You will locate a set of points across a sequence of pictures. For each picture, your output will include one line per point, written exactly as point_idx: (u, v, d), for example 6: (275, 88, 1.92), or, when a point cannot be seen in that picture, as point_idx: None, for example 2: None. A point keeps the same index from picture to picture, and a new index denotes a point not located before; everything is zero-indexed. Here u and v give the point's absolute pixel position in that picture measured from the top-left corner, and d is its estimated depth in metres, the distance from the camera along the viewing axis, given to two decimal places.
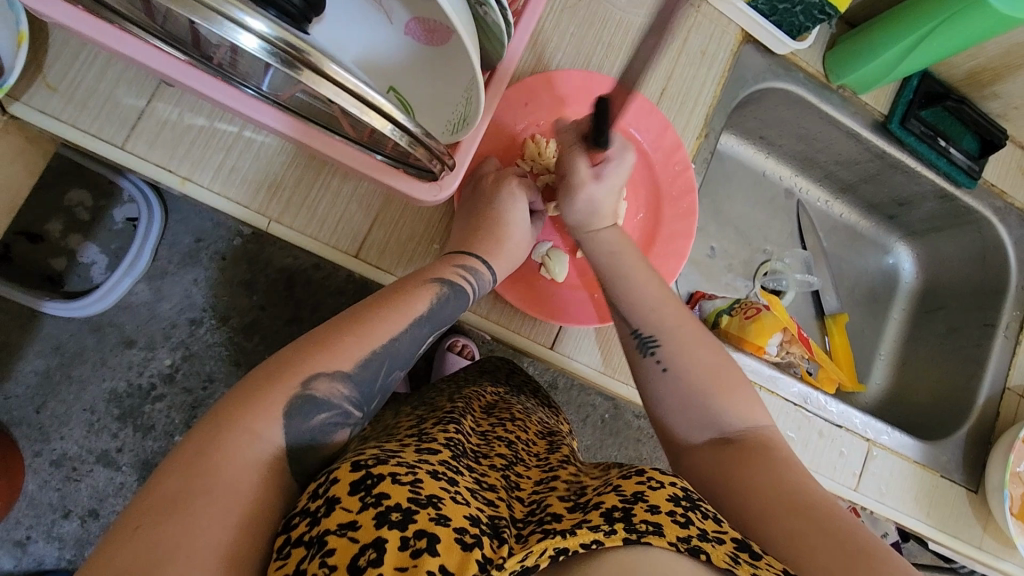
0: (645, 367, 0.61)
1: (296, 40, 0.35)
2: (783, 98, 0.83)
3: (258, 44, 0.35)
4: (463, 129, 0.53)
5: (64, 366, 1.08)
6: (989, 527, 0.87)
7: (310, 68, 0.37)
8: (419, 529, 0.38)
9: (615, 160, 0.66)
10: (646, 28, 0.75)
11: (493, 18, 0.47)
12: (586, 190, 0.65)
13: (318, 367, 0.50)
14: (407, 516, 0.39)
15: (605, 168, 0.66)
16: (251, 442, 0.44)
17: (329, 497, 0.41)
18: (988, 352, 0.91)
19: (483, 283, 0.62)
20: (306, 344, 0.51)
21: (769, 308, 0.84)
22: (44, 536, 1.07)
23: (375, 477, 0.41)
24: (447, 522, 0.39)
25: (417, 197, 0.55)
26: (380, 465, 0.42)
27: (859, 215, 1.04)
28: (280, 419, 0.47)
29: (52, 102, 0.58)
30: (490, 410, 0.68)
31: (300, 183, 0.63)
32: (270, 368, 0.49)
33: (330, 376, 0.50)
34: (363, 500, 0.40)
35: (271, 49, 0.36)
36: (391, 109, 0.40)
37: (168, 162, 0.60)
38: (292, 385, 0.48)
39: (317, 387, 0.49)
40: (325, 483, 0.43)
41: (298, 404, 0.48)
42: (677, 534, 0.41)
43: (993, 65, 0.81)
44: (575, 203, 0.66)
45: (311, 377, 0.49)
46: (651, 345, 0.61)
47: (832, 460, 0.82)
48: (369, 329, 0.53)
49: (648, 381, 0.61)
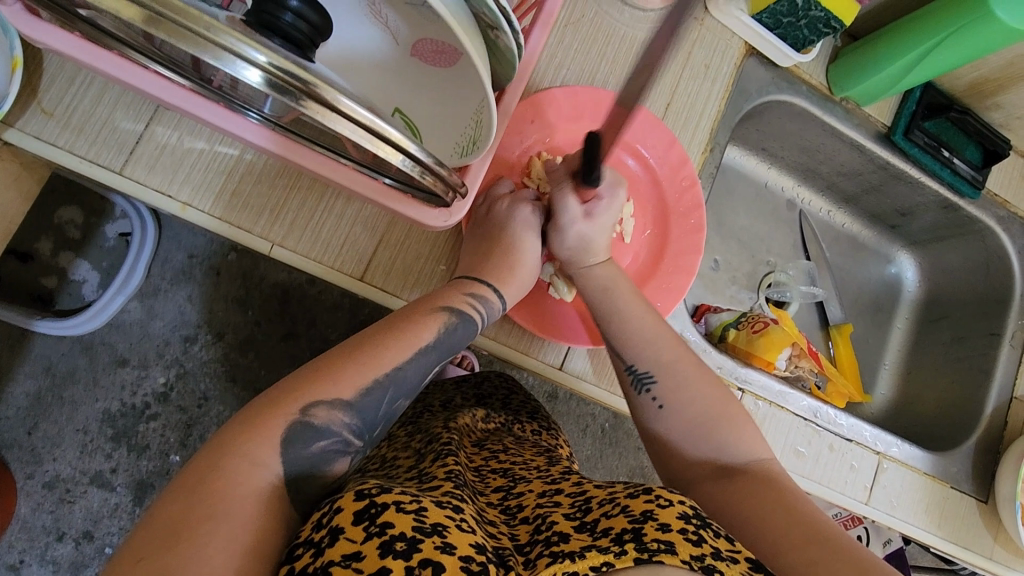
0: (640, 402, 0.61)
1: (303, 74, 0.34)
2: (787, 111, 0.83)
3: (266, 80, 0.33)
4: (473, 152, 0.53)
5: (55, 386, 1.06)
6: (1000, 536, 0.87)
7: (316, 101, 0.35)
8: (424, 558, 0.37)
9: (606, 199, 0.65)
10: (650, 43, 0.75)
11: (505, 42, 0.46)
12: (576, 227, 0.65)
13: (321, 394, 0.48)
14: (411, 545, 0.37)
15: (595, 207, 0.65)
16: (253, 471, 0.43)
17: (333, 527, 0.39)
18: (994, 361, 0.90)
19: (491, 313, 0.61)
20: (311, 371, 0.50)
21: (777, 322, 0.83)
22: (37, 560, 1.04)
23: (379, 506, 0.40)
24: (453, 550, 0.38)
25: (426, 223, 0.53)
26: (385, 494, 0.41)
27: (860, 225, 1.04)
28: (278, 449, 0.45)
29: (48, 127, 0.56)
30: (480, 445, 0.66)
31: (303, 206, 0.62)
32: (273, 394, 0.48)
33: (329, 404, 0.48)
34: (367, 529, 0.38)
35: (279, 83, 0.34)
36: (402, 140, 0.39)
37: (168, 187, 0.59)
38: (290, 413, 0.46)
39: (315, 415, 0.47)
40: (328, 512, 0.41)
41: (296, 432, 0.46)
42: (691, 552, 0.40)
43: (995, 76, 0.81)
44: (565, 239, 0.66)
45: (311, 404, 0.47)
46: (647, 381, 0.61)
47: (843, 475, 0.81)
48: (376, 358, 0.52)
49: (644, 414, 0.61)
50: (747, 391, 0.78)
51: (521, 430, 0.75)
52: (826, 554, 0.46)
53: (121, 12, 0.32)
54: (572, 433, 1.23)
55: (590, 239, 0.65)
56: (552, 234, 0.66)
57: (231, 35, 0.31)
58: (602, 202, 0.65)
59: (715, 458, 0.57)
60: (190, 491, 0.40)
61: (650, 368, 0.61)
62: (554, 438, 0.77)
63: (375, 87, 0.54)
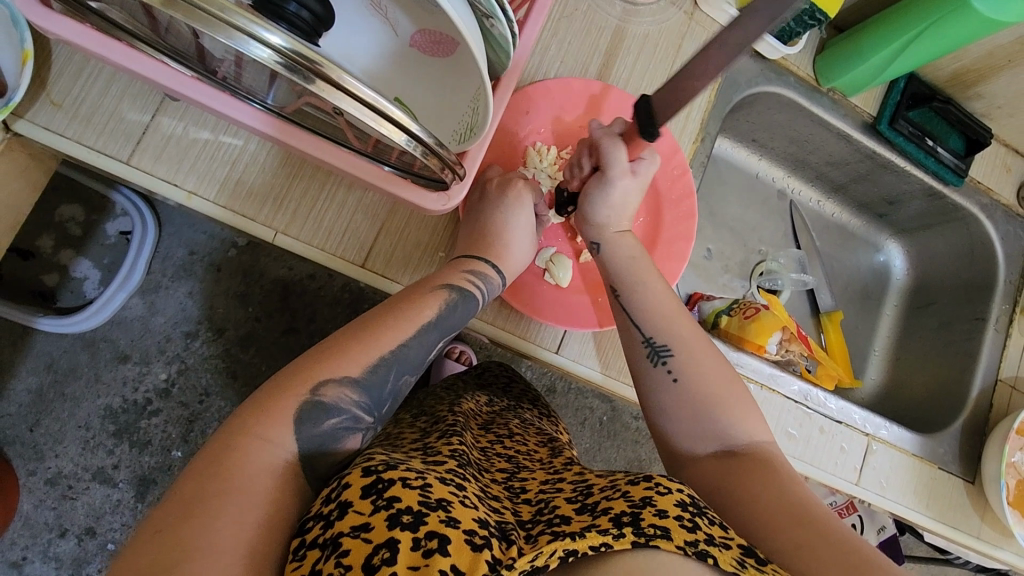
0: (655, 374, 0.62)
1: (311, 53, 0.36)
2: (774, 102, 0.85)
3: (275, 58, 0.35)
4: (469, 139, 0.54)
5: (57, 383, 1.07)
6: (987, 516, 0.89)
7: (323, 79, 0.37)
8: (430, 531, 0.39)
9: (648, 159, 0.67)
10: (642, 35, 0.77)
11: (499, 30, 0.48)
12: (622, 182, 0.65)
13: (326, 372, 0.50)
14: (417, 517, 0.39)
15: (640, 165, 0.66)
16: (262, 447, 0.45)
17: (342, 501, 0.41)
18: (979, 345, 0.93)
19: (492, 289, 0.63)
20: (319, 351, 0.52)
21: (768, 307, 0.85)
22: (40, 557, 1.05)
23: (385, 482, 0.41)
24: (456, 523, 0.40)
25: (426, 207, 0.55)
26: (391, 470, 0.43)
27: (849, 214, 1.06)
28: (291, 426, 0.47)
29: (56, 118, 0.58)
30: (485, 428, 0.68)
31: (305, 195, 0.64)
32: (284, 373, 0.50)
33: (338, 382, 0.50)
34: (375, 503, 0.40)
35: (288, 61, 0.36)
36: (405, 119, 0.40)
37: (175, 177, 0.60)
38: (301, 393, 0.48)
39: (325, 393, 0.49)
40: (337, 487, 0.43)
41: (306, 411, 0.48)
42: (685, 538, 0.41)
43: (976, 66, 0.84)
44: (608, 195, 0.65)
45: (319, 384, 0.49)
46: (663, 354, 0.62)
47: (833, 456, 0.83)
48: (380, 335, 0.54)
49: (654, 386, 0.62)
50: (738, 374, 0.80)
51: (525, 415, 0.77)
52: (810, 531, 0.48)
53: None
54: (569, 425, 1.25)
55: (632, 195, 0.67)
56: (596, 189, 0.65)
57: (241, 12, 0.33)
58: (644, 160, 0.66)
59: (707, 435, 0.59)
60: (204, 463, 0.42)
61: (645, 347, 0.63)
62: (554, 425, 0.79)
63: (375, 76, 0.55)
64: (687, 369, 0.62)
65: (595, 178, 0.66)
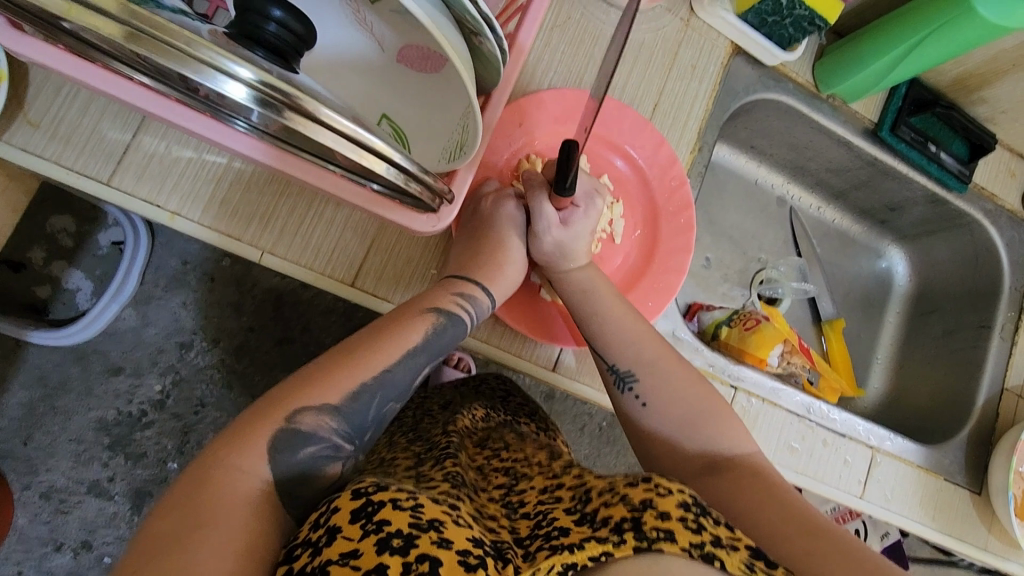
0: (626, 402, 0.62)
1: (288, 89, 0.35)
2: (773, 108, 0.83)
3: (246, 93, 0.34)
4: (460, 156, 0.52)
5: (49, 396, 1.06)
6: (994, 527, 0.88)
7: (300, 113, 0.36)
8: (420, 554, 0.37)
9: (582, 207, 0.65)
10: (637, 44, 0.75)
11: (488, 47, 0.46)
12: (551, 235, 0.65)
13: (304, 399, 0.48)
14: (408, 541, 0.38)
15: (571, 215, 0.65)
16: (237, 478, 0.43)
17: (331, 526, 0.40)
18: (984, 354, 0.91)
19: (481, 311, 0.61)
20: (298, 379, 0.50)
21: (769, 319, 0.83)
22: (35, 571, 1.04)
23: (376, 504, 0.40)
24: (449, 544, 0.38)
25: (414, 229, 0.53)
26: (381, 492, 0.41)
27: (851, 220, 1.04)
28: (265, 456, 0.45)
29: (34, 138, 0.56)
30: (481, 446, 0.67)
31: (292, 212, 0.62)
32: (264, 401, 0.49)
33: (315, 410, 0.48)
34: (364, 527, 0.39)
35: (261, 96, 0.34)
36: (386, 149, 0.40)
37: (156, 197, 0.59)
38: (276, 420, 0.47)
39: (301, 421, 0.47)
40: (326, 512, 0.42)
41: (282, 439, 0.46)
42: (690, 540, 0.40)
43: (979, 71, 0.82)
44: (541, 247, 0.65)
45: (295, 412, 0.47)
46: (629, 381, 0.61)
47: (836, 469, 0.81)
48: (366, 360, 0.52)
49: (629, 413, 0.61)
50: (739, 388, 0.78)
51: (522, 427, 0.76)
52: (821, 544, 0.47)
53: (100, 29, 0.31)
54: (569, 433, 1.23)
55: (571, 244, 0.65)
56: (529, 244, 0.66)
57: (210, 48, 0.32)
58: (579, 210, 0.65)
59: (710, 453, 0.57)
60: (188, 496, 0.41)
61: (645, 365, 0.62)
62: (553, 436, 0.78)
63: (363, 95, 0.54)
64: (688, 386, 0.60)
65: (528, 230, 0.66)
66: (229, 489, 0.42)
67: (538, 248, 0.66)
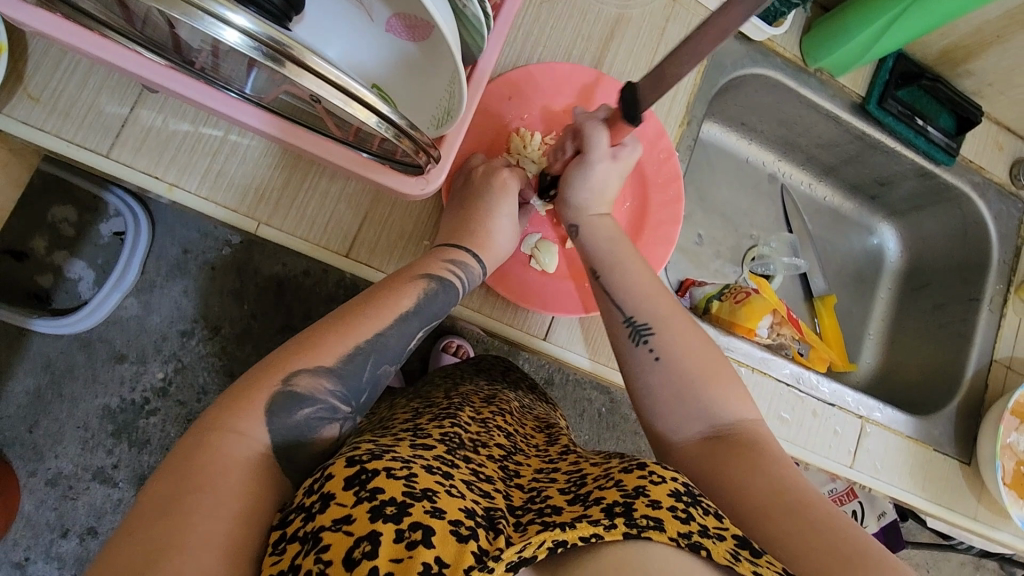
0: (636, 354, 0.61)
1: (281, 36, 0.36)
2: (762, 83, 0.84)
3: (240, 38, 0.35)
4: (448, 123, 0.54)
5: (55, 383, 1.07)
6: (983, 496, 0.89)
7: (293, 61, 0.37)
8: (414, 522, 0.38)
9: (631, 146, 0.67)
10: (624, 19, 0.76)
11: (472, 9, 0.47)
12: (603, 166, 0.65)
13: (298, 364, 0.50)
14: (401, 509, 0.39)
15: (622, 151, 0.66)
16: (237, 442, 0.45)
17: (324, 492, 0.41)
18: (973, 326, 0.92)
19: (473, 277, 0.63)
20: (295, 344, 0.52)
21: (758, 291, 0.85)
22: (43, 557, 1.06)
23: (369, 472, 0.41)
24: (443, 514, 0.39)
25: (404, 191, 0.54)
26: (375, 461, 0.43)
27: (842, 197, 1.05)
28: (264, 415, 0.47)
29: (34, 112, 0.58)
30: (488, 402, 0.68)
31: (286, 184, 0.63)
32: (257, 370, 0.50)
33: (312, 372, 0.50)
34: (357, 495, 0.40)
35: (256, 44, 0.36)
36: (375, 101, 0.40)
37: (154, 169, 0.60)
38: (273, 382, 0.48)
39: (298, 383, 0.49)
40: (320, 478, 0.43)
41: (280, 401, 0.48)
42: (678, 529, 0.41)
43: (965, 43, 0.83)
44: (587, 176, 0.66)
45: (291, 373, 0.49)
46: (645, 334, 0.62)
47: (826, 439, 0.83)
48: (358, 325, 0.54)
49: (638, 367, 0.61)
50: (728, 357, 0.80)
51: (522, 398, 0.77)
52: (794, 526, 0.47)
53: None
54: (568, 417, 1.24)
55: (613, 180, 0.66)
56: (575, 172, 0.66)
57: None
58: (627, 148, 0.67)
59: (702, 410, 0.58)
60: (193, 453, 0.43)
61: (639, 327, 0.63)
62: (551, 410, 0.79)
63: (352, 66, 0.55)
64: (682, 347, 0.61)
65: (576, 161, 0.66)
66: (230, 447, 0.44)
67: (577, 183, 0.66)
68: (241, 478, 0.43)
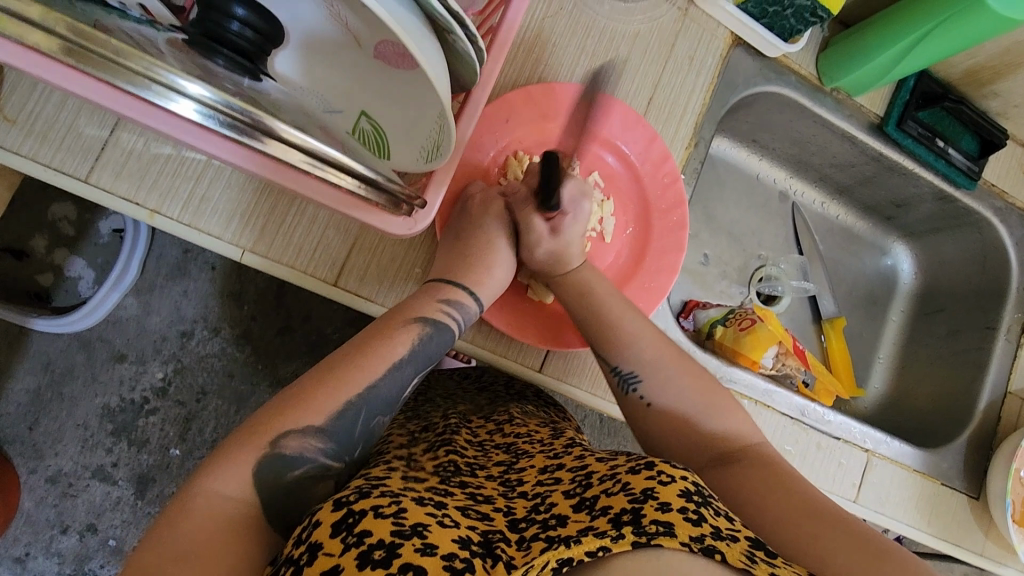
0: (631, 403, 0.61)
1: (243, 105, 0.40)
2: (775, 102, 0.81)
3: (196, 108, 0.39)
4: (438, 157, 0.51)
5: (55, 382, 1.07)
6: (991, 532, 0.86)
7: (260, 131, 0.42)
8: (404, 564, 0.36)
9: (571, 214, 0.65)
10: (631, 35, 0.72)
11: (462, 45, 0.44)
12: (544, 246, 0.65)
13: (288, 423, 0.47)
14: (390, 551, 0.37)
15: (561, 223, 0.65)
16: (213, 506, 0.43)
17: (312, 542, 0.39)
18: (989, 355, 0.89)
19: (468, 317, 0.60)
20: (282, 400, 0.49)
21: (764, 319, 0.82)
22: (43, 552, 1.06)
23: (357, 514, 0.39)
24: (434, 550, 0.37)
25: (391, 231, 0.52)
26: (363, 500, 0.41)
27: (855, 216, 1.02)
28: (248, 479, 0.45)
29: (11, 135, 0.56)
30: (486, 418, 0.66)
31: (273, 209, 0.61)
32: (246, 426, 0.48)
33: (300, 432, 0.47)
34: (345, 541, 0.38)
35: (214, 112, 0.39)
36: (349, 163, 0.46)
37: (136, 195, 0.58)
38: (260, 446, 0.46)
39: (286, 445, 0.47)
40: (308, 526, 0.41)
41: (266, 464, 0.46)
42: (690, 533, 0.38)
43: (992, 63, 0.79)
44: (534, 257, 0.66)
45: (279, 436, 0.47)
46: (632, 381, 0.61)
47: (830, 472, 0.80)
48: (344, 378, 0.51)
49: (635, 414, 0.61)
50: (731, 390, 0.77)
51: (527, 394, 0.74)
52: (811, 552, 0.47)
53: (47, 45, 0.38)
54: None
55: (564, 250, 0.65)
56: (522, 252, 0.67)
57: (157, 67, 0.37)
58: (567, 217, 0.65)
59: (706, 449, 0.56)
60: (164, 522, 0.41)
61: (644, 360, 0.60)
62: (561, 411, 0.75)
63: (341, 91, 0.52)
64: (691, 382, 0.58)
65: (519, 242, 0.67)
66: (208, 514, 0.42)
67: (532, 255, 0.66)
68: (212, 539, 0.41)
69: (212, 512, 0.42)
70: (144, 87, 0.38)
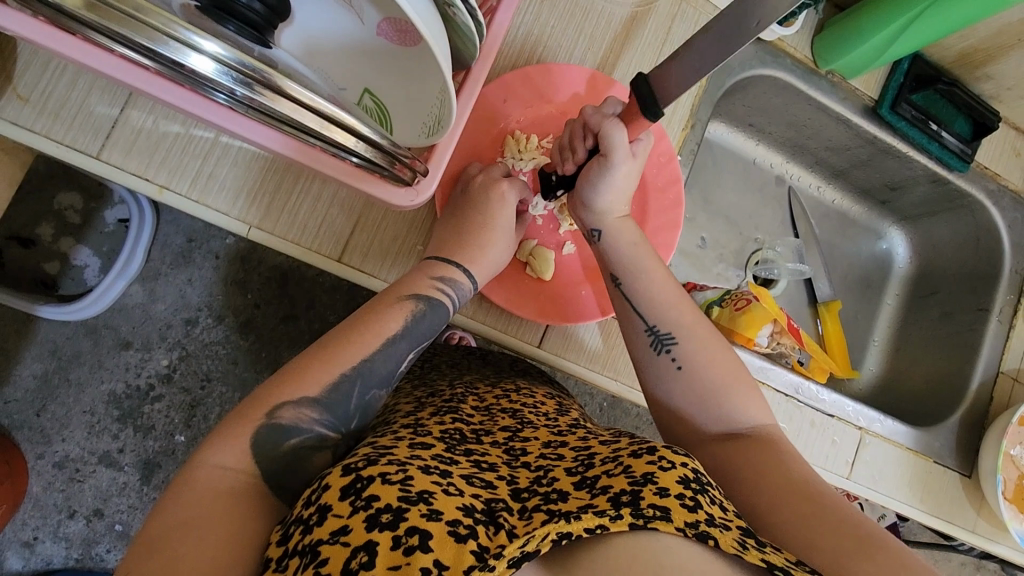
0: (658, 362, 0.60)
1: (255, 63, 0.41)
2: (770, 85, 0.82)
3: (212, 66, 0.40)
4: (438, 132, 0.53)
5: (62, 368, 1.09)
6: (983, 510, 0.87)
7: (270, 88, 0.42)
8: (410, 527, 0.37)
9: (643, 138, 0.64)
10: (628, 18, 0.74)
11: (461, 18, 0.46)
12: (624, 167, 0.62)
13: (285, 395, 0.49)
14: (397, 516, 0.38)
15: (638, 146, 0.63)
16: (217, 476, 0.44)
17: (322, 504, 0.41)
18: (981, 336, 0.90)
19: (463, 294, 0.62)
20: (281, 375, 0.51)
21: (759, 298, 0.83)
22: (51, 537, 1.08)
23: (365, 480, 0.41)
24: (439, 516, 0.38)
25: (394, 203, 0.53)
26: (371, 467, 0.42)
27: (850, 200, 1.03)
28: (247, 449, 0.47)
29: (24, 113, 0.57)
30: (492, 386, 0.67)
31: (278, 187, 0.63)
32: (249, 399, 0.50)
33: (294, 403, 0.49)
34: (353, 504, 0.39)
35: (229, 70, 0.41)
36: (355, 124, 0.46)
37: (145, 171, 0.60)
38: (256, 417, 0.48)
39: (282, 416, 0.49)
40: (317, 489, 0.43)
41: (265, 434, 0.48)
42: (685, 518, 0.39)
43: (983, 46, 0.80)
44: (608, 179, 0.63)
45: (274, 407, 0.49)
46: (667, 343, 0.60)
47: (823, 449, 0.82)
48: (340, 353, 0.53)
49: (660, 374, 0.60)
50: None
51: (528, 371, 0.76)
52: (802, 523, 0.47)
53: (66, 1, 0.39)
54: None
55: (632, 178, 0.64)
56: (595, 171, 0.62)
57: (175, 23, 0.39)
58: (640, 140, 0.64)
59: (701, 416, 0.57)
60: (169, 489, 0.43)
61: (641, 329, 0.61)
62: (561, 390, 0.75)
63: (345, 69, 0.54)
64: (691, 347, 0.59)
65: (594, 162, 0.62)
66: (212, 482, 0.44)
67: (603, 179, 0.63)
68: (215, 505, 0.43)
69: (216, 479, 0.44)
70: (161, 43, 0.39)
